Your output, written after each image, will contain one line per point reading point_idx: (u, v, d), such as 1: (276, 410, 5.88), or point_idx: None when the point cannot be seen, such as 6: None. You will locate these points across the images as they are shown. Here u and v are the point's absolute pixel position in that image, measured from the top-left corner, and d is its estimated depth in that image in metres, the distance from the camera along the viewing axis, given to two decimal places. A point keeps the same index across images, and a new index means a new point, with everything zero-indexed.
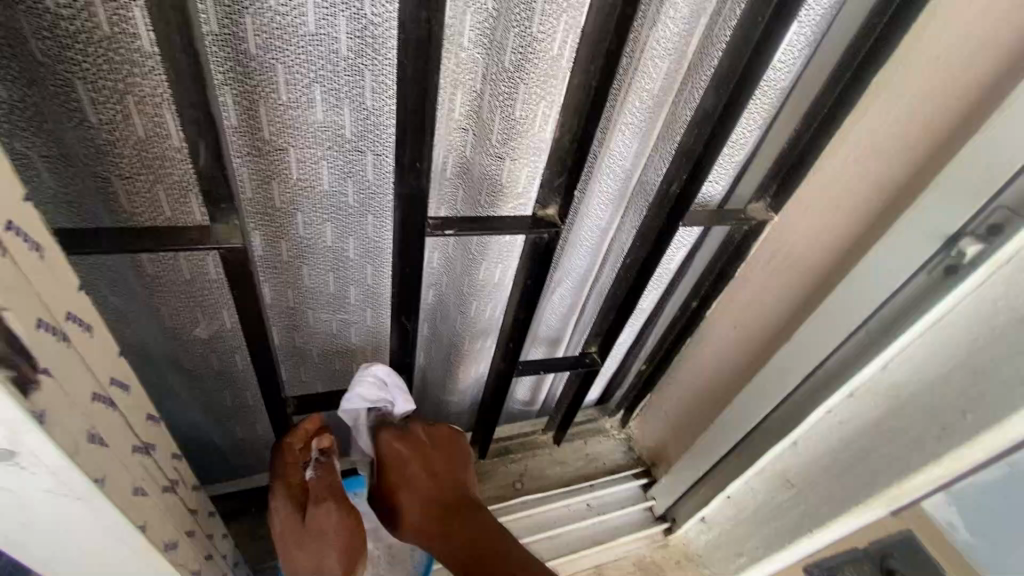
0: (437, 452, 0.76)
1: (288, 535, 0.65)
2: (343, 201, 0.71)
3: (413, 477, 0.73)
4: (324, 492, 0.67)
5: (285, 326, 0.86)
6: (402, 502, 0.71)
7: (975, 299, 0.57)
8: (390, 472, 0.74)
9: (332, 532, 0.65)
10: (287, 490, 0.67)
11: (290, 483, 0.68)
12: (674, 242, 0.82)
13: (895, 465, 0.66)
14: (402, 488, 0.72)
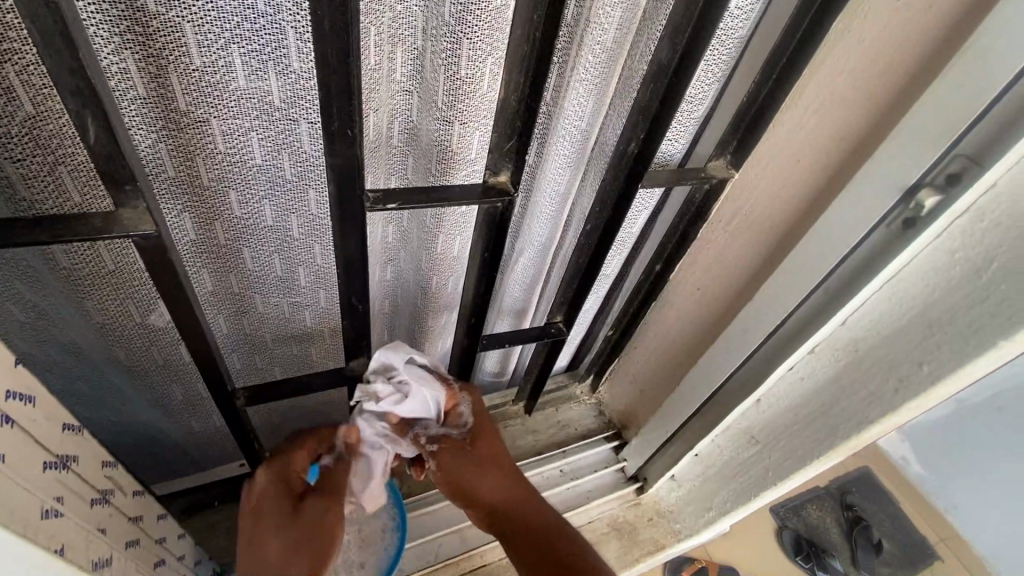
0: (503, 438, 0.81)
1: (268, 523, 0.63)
2: (281, 176, 0.65)
3: (494, 446, 0.79)
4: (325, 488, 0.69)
5: (232, 313, 0.81)
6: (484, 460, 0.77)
7: (932, 252, 0.56)
8: (477, 429, 0.79)
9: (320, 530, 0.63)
10: (285, 476, 0.68)
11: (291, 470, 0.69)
12: (636, 204, 0.79)
13: (854, 419, 0.66)
14: (483, 451, 0.78)
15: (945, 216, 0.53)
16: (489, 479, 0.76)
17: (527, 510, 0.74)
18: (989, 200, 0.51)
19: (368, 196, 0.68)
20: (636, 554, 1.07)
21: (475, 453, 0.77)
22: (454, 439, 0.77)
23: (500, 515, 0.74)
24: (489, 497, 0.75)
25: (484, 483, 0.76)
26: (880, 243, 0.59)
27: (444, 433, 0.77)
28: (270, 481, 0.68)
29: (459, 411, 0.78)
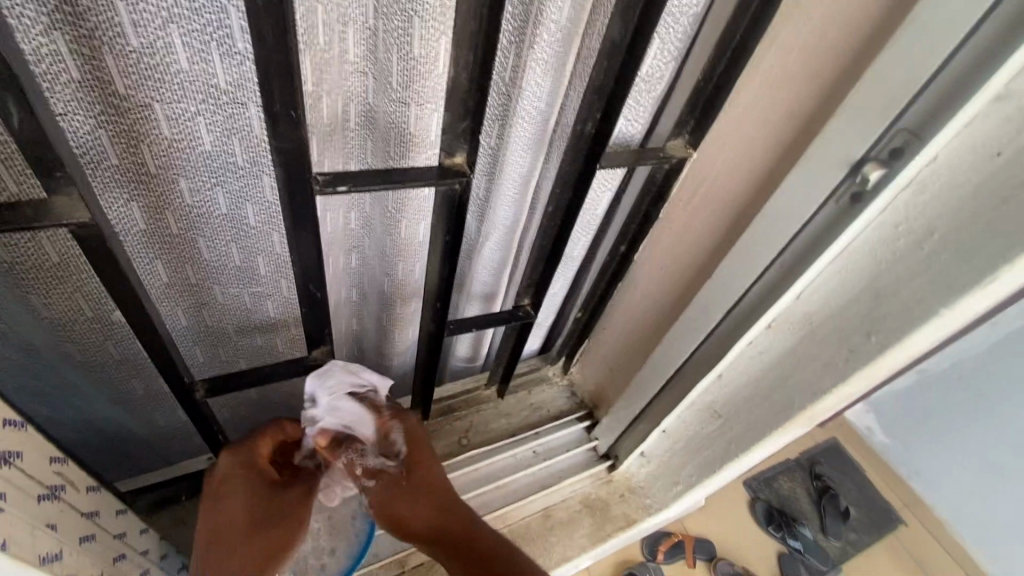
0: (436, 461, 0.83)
1: (236, 507, 0.70)
2: (232, 163, 0.63)
3: (429, 472, 0.81)
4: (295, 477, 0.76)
5: (191, 305, 0.79)
6: (417, 489, 0.79)
7: (880, 224, 0.57)
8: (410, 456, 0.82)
9: (282, 518, 0.71)
10: (252, 463, 0.74)
11: (258, 458, 0.75)
12: (599, 185, 0.79)
13: (808, 389, 0.69)
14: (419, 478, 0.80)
15: (889, 191, 0.54)
16: (423, 507, 0.78)
17: (458, 532, 0.75)
18: (929, 174, 0.52)
19: (318, 179, 0.65)
20: (609, 529, 1.10)
21: (410, 483, 0.80)
22: (391, 471, 0.80)
23: (435, 543, 0.75)
24: (424, 525, 0.77)
25: (419, 512, 0.78)
26: (830, 219, 0.60)
27: (381, 465, 0.80)
28: (238, 465, 0.73)
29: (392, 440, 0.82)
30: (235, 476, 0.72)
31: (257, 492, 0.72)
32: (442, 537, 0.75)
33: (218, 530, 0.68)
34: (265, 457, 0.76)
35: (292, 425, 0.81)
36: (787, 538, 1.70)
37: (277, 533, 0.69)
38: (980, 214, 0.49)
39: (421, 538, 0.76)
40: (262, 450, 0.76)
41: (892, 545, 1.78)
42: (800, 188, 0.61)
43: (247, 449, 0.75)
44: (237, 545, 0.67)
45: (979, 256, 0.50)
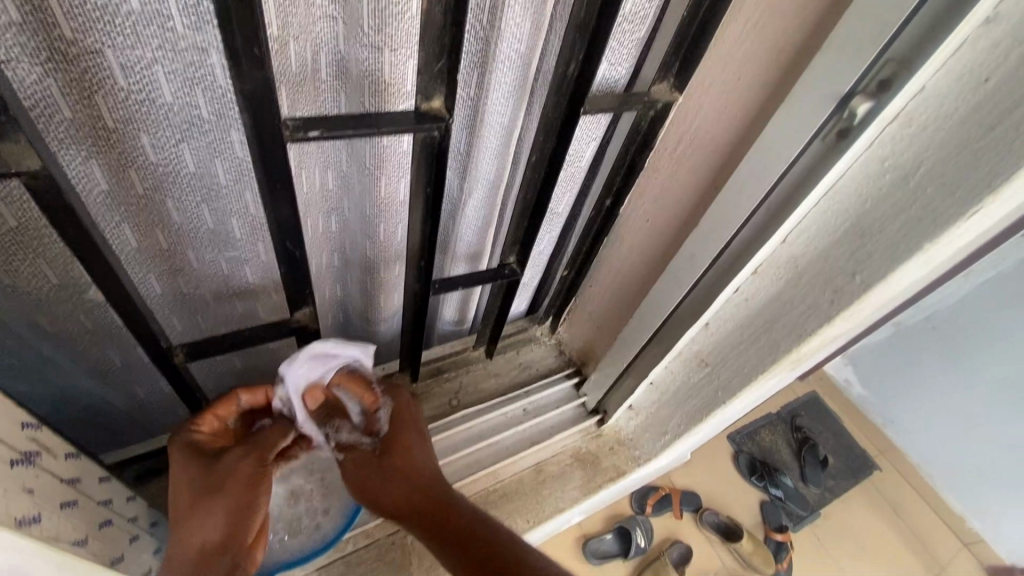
0: (417, 438, 0.82)
1: (184, 491, 0.66)
2: (197, 115, 0.59)
3: (406, 454, 0.80)
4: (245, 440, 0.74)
5: (164, 272, 0.76)
6: (393, 467, 0.79)
7: (866, 161, 0.56)
8: (389, 435, 0.82)
9: (233, 482, 0.68)
10: (194, 444, 0.70)
11: (204, 437, 0.73)
12: (582, 135, 0.77)
13: (794, 332, 0.69)
14: (393, 458, 0.79)
15: (875, 125, 0.53)
16: (396, 485, 0.77)
17: (433, 510, 0.74)
18: (916, 106, 0.51)
19: (287, 122, 0.63)
20: (599, 481, 1.12)
21: (384, 462, 0.80)
22: (364, 449, 0.82)
23: (408, 521, 0.74)
24: (393, 503, 0.76)
25: (391, 489, 0.77)
26: (816, 157, 0.59)
27: (354, 441, 0.83)
28: (179, 451, 0.69)
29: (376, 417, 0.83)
30: (177, 463, 0.68)
31: (199, 470, 0.68)
32: (415, 515, 0.74)
33: (174, 518, 0.64)
34: (213, 432, 0.74)
35: (246, 394, 0.78)
36: (769, 487, 1.77)
37: (229, 500, 0.67)
38: (965, 145, 0.49)
39: (391, 516, 0.76)
40: (207, 428, 0.74)
41: (867, 489, 1.87)
42: (787, 127, 0.60)
43: (191, 430, 0.72)
44: (191, 518, 0.64)
45: (963, 188, 0.49)
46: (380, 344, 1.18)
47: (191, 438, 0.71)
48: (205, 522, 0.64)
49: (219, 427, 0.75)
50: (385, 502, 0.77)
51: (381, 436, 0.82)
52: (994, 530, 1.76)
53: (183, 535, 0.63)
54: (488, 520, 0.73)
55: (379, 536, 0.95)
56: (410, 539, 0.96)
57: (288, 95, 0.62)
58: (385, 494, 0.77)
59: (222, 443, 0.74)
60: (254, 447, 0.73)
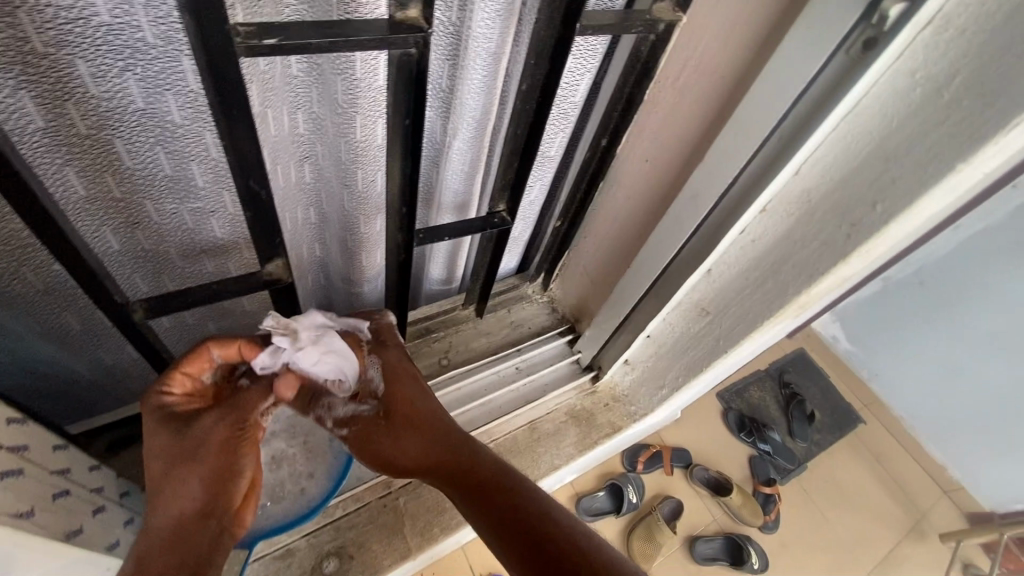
0: (418, 396, 0.80)
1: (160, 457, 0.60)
2: (139, 38, 0.51)
3: (411, 409, 0.79)
4: (223, 402, 0.67)
5: (120, 226, 0.69)
6: (401, 426, 0.78)
7: (893, 76, 0.51)
8: (388, 396, 0.79)
9: (209, 449, 0.62)
10: (168, 407, 0.63)
11: (178, 399, 0.64)
12: (578, 59, 0.73)
13: (804, 273, 0.65)
14: (399, 417, 0.78)
15: (908, 30, 0.47)
16: (409, 443, 0.77)
17: (451, 463, 0.74)
18: (956, 6, 0.44)
19: (236, 32, 0.46)
20: (594, 437, 1.10)
21: (391, 423, 0.78)
22: (366, 414, 0.79)
23: (427, 476, 0.75)
24: (410, 460, 0.76)
25: (405, 448, 0.77)
26: (838, 74, 0.54)
27: (354, 412, 0.80)
28: (151, 415, 0.62)
29: (369, 376, 0.79)
30: (151, 428, 0.62)
31: (175, 435, 0.61)
32: (433, 470, 0.74)
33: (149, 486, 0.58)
34: (189, 392, 0.66)
35: (220, 349, 0.67)
36: (758, 443, 1.78)
37: (206, 465, 0.61)
38: (1010, 48, 0.43)
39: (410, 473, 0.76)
40: (180, 389, 0.65)
41: (854, 441, 1.89)
42: (806, 41, 0.54)
43: (160, 393, 0.63)
44: (166, 487, 0.58)
45: (1005, 98, 0.44)
46: (364, 306, 1.12)
47: (163, 401, 0.63)
48: (182, 488, 0.58)
49: (194, 385, 0.66)
50: (402, 465, 0.77)
51: (379, 395, 0.79)
52: (975, 476, 1.80)
53: (159, 503, 0.57)
54: (504, 470, 0.73)
55: (369, 500, 0.92)
56: (402, 501, 0.93)
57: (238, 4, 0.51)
58: (399, 458, 0.77)
59: (198, 403, 0.66)
60: (232, 410, 0.66)
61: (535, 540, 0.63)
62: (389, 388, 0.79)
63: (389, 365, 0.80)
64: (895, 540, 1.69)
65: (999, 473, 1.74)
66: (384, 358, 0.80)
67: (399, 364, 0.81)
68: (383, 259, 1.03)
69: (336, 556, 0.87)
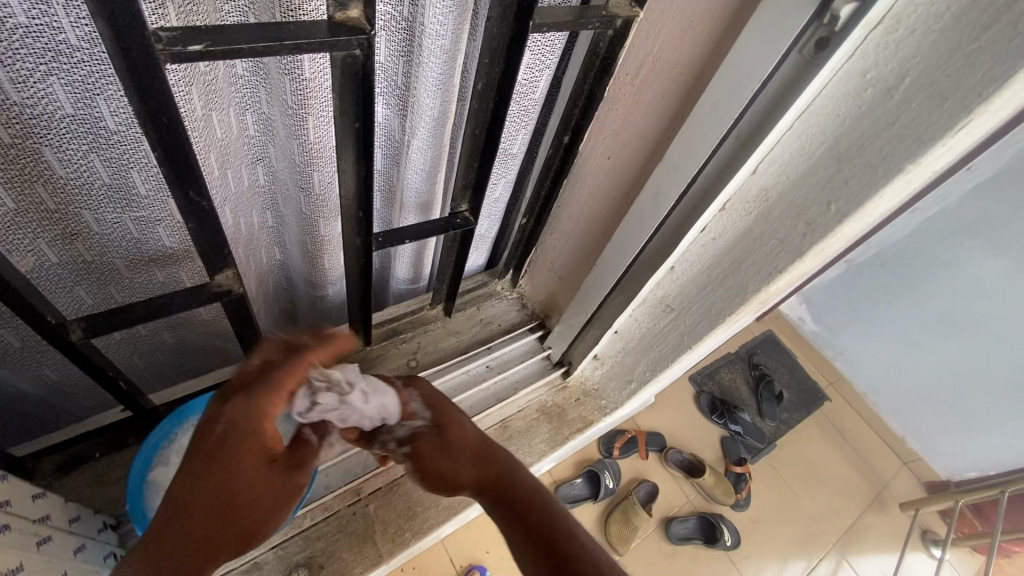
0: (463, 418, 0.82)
1: (226, 487, 0.56)
2: (61, 41, 0.48)
3: (457, 428, 0.81)
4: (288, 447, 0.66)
5: (57, 238, 0.64)
6: (449, 444, 0.79)
7: (844, 75, 0.51)
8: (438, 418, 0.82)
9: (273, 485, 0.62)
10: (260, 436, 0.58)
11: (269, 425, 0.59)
12: (536, 55, 0.71)
13: (763, 271, 0.65)
14: (447, 437, 0.80)
15: (859, 30, 0.46)
16: (456, 458, 0.78)
17: (492, 471, 0.74)
18: (905, 6, 0.44)
19: (157, 36, 0.42)
20: (566, 433, 1.11)
21: (443, 438, 0.80)
22: (422, 439, 0.81)
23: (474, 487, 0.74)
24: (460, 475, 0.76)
25: (451, 465, 0.78)
26: (791, 74, 0.53)
27: (412, 432, 0.83)
28: (246, 433, 0.57)
29: (413, 411, 0.83)
30: (240, 446, 0.57)
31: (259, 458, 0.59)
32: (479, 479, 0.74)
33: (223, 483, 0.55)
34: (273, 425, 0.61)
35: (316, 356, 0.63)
36: (729, 423, 1.82)
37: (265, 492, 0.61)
38: (955, 50, 0.43)
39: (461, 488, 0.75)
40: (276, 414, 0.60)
41: (820, 419, 1.96)
42: (760, 39, 0.54)
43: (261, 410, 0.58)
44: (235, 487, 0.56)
45: (952, 99, 0.44)
46: (328, 308, 1.10)
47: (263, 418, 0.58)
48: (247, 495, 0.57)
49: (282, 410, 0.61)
50: (447, 478, 0.78)
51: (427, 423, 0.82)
52: (932, 449, 1.88)
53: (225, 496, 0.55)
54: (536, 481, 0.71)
55: (338, 508, 0.91)
56: (372, 507, 0.92)
57: (149, 8, 0.45)
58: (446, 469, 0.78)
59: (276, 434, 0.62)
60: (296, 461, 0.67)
61: (557, 564, 0.59)
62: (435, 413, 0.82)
63: (432, 393, 0.84)
64: (858, 511, 1.76)
65: (953, 446, 1.82)
66: (422, 389, 0.84)
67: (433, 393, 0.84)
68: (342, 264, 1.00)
69: (306, 566, 0.86)
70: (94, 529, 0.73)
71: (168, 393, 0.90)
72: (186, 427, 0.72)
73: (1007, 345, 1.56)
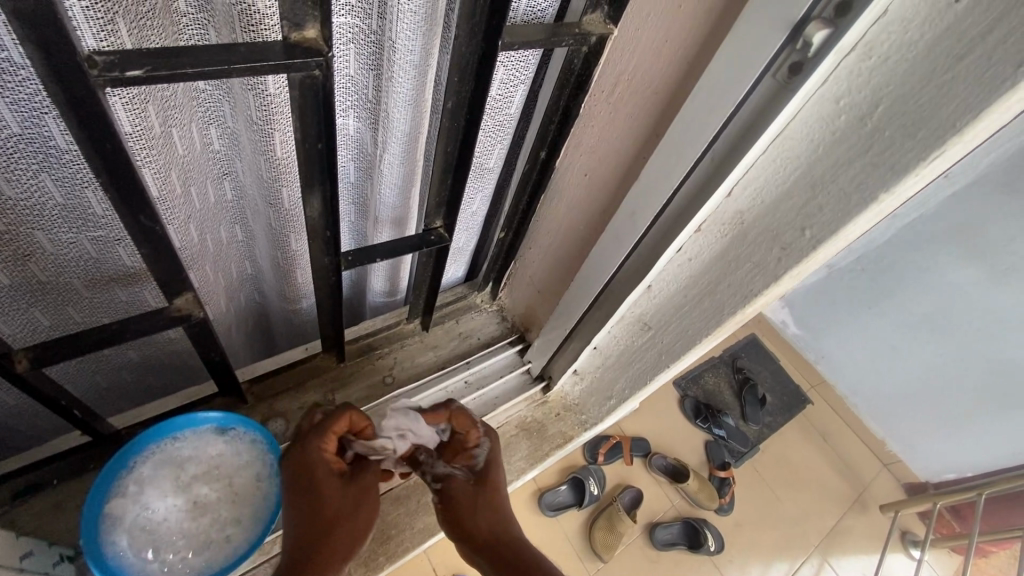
0: (499, 484, 0.74)
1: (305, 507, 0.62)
2: (2, 58, 0.45)
3: (502, 488, 0.74)
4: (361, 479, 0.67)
5: (8, 260, 0.61)
6: (483, 500, 0.72)
7: (818, 100, 0.50)
8: (487, 473, 0.74)
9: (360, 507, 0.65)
10: (323, 464, 0.64)
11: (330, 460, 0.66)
12: (510, 71, 0.69)
13: (738, 293, 0.65)
14: (490, 490, 0.73)
15: (833, 57, 0.45)
16: (485, 515, 0.71)
17: (507, 545, 0.67)
18: (878, 32, 0.43)
19: (93, 61, 0.40)
20: (546, 448, 1.10)
21: (480, 493, 0.72)
22: (459, 479, 0.74)
23: (488, 554, 0.67)
24: (483, 534, 0.69)
25: (481, 519, 0.70)
26: (765, 98, 0.52)
27: (449, 473, 0.75)
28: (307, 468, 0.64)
29: (474, 452, 0.76)
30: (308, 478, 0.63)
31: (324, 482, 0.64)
32: (496, 546, 0.67)
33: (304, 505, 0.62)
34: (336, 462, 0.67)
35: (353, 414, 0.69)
36: (712, 428, 1.83)
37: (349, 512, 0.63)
38: (928, 79, 0.42)
39: (478, 551, 0.68)
40: (329, 452, 0.66)
41: (801, 422, 1.97)
42: (733, 63, 0.52)
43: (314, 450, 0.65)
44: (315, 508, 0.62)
45: (926, 129, 0.43)
46: (302, 324, 1.07)
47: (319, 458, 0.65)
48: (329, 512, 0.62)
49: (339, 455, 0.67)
50: (467, 532, 0.70)
51: (478, 468, 0.75)
52: (911, 452, 1.90)
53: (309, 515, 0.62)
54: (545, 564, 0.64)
55: None
56: None
57: (93, 27, 0.42)
58: (470, 523, 0.70)
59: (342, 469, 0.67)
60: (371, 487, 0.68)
61: None
62: (490, 465, 0.74)
63: (497, 451, 0.77)
64: (839, 515, 1.77)
65: (931, 451, 1.85)
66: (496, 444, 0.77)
67: (496, 458, 0.76)
68: (311, 280, 0.96)
69: None
70: (49, 562, 0.71)
71: (131, 415, 0.85)
72: (144, 457, 0.68)
73: (983, 351, 1.58)
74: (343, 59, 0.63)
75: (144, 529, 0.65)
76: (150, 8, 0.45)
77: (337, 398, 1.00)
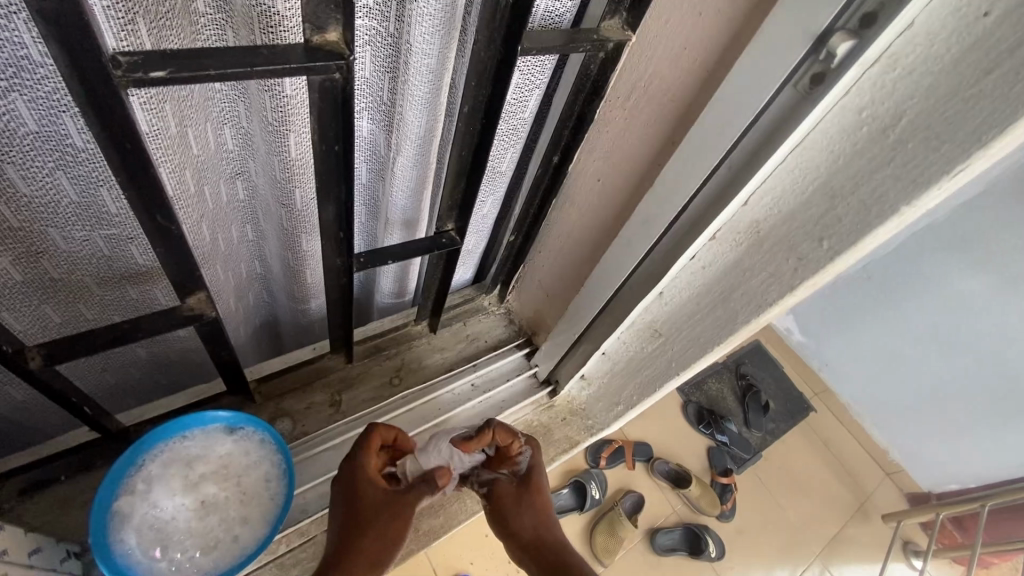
0: (543, 486, 0.79)
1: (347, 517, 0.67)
2: (22, 56, 0.45)
3: (544, 490, 0.79)
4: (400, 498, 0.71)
5: (20, 257, 0.61)
6: (526, 502, 0.78)
7: (839, 112, 0.49)
8: (534, 478, 0.79)
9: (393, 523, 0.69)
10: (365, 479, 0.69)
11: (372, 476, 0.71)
12: (526, 76, 0.69)
13: (751, 303, 0.64)
14: (532, 493, 0.78)
15: (856, 68, 0.45)
16: (530, 515, 0.76)
17: (548, 548, 0.73)
18: (904, 45, 0.43)
19: (116, 62, 0.40)
20: (551, 453, 1.10)
21: (524, 496, 0.78)
22: (503, 482, 0.79)
23: (531, 554, 0.73)
24: (526, 534, 0.75)
25: (526, 519, 0.76)
26: (786, 108, 0.52)
27: (493, 477, 0.81)
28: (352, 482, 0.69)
29: (518, 459, 0.79)
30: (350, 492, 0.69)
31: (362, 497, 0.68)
32: (538, 546, 0.74)
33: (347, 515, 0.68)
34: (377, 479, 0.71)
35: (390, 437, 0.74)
36: (716, 434, 1.82)
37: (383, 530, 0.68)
38: (953, 92, 0.42)
39: (522, 548, 0.75)
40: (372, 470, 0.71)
41: (805, 429, 1.96)
42: (752, 72, 0.52)
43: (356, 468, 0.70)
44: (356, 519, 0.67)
45: (950, 142, 0.43)
46: (310, 324, 1.07)
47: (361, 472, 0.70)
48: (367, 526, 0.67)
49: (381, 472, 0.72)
50: (513, 531, 0.76)
51: (522, 472, 0.80)
52: (915, 462, 1.89)
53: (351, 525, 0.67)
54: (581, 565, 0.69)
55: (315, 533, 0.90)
56: None
57: (114, 27, 0.42)
58: (517, 523, 0.76)
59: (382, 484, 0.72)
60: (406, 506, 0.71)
61: None
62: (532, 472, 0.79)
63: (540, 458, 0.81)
64: (842, 524, 1.77)
65: (937, 461, 1.84)
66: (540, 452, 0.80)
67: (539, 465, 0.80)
68: (320, 281, 0.96)
69: None
70: (56, 559, 0.70)
71: (140, 411, 0.86)
72: (154, 454, 0.68)
73: (990, 362, 1.57)
74: (360, 61, 0.62)
75: (152, 527, 0.65)
76: (168, 8, 0.45)
77: (345, 398, 1.00)
